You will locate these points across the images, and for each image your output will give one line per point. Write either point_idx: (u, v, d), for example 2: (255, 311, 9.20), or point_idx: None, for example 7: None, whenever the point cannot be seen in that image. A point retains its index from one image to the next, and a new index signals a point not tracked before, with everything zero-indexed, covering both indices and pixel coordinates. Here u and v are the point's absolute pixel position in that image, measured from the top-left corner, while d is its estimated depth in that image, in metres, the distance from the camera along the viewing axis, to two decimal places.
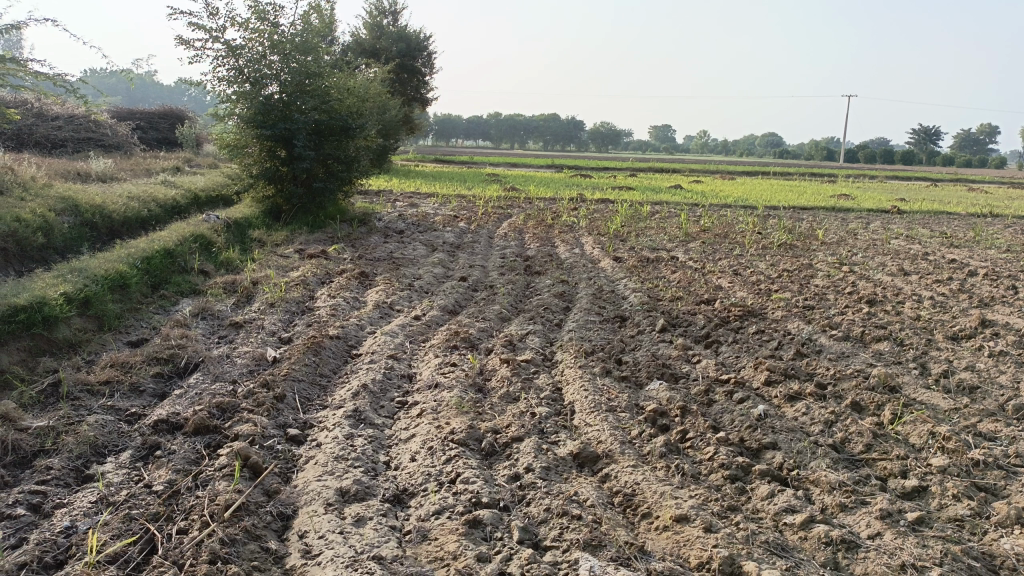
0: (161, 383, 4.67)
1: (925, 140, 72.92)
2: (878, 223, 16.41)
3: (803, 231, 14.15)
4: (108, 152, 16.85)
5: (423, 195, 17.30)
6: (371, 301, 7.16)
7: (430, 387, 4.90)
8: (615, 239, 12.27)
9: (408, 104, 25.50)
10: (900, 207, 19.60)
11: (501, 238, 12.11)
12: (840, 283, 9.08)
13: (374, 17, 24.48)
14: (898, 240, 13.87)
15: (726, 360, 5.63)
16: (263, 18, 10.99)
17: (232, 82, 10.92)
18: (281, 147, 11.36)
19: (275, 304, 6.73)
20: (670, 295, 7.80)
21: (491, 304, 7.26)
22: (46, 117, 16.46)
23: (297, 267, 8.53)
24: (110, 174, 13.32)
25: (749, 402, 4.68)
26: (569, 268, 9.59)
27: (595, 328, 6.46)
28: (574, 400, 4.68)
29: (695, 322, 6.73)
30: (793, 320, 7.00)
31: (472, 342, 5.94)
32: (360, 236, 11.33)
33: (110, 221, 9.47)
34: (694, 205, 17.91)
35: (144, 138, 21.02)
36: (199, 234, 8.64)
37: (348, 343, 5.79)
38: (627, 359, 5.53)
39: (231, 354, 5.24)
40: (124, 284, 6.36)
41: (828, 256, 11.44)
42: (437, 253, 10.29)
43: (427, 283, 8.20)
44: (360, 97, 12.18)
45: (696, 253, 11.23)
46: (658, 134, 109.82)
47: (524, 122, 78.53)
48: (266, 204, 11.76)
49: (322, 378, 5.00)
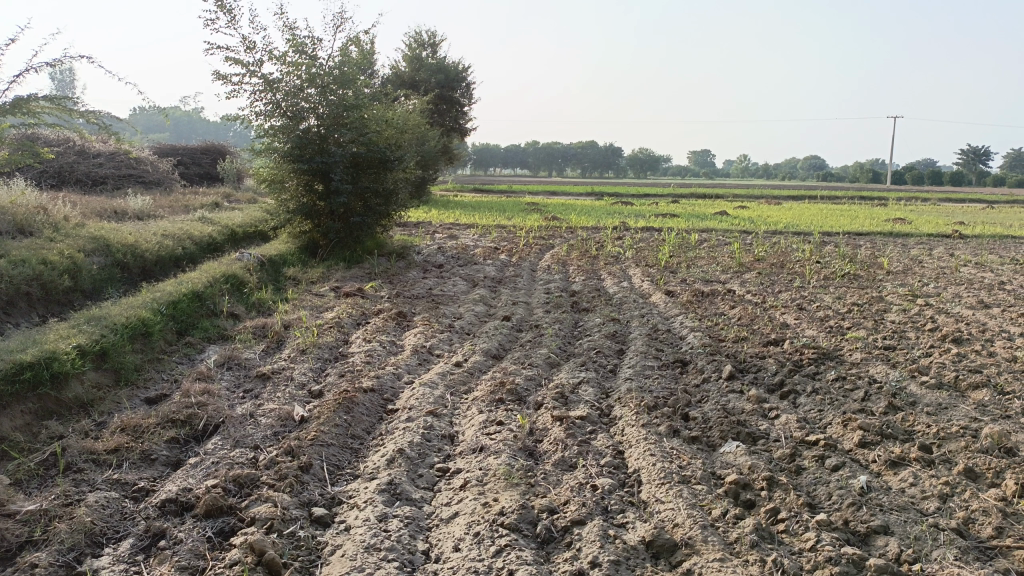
0: (175, 450, 4.19)
1: (975, 160, 70.87)
2: (943, 249, 15.49)
3: (865, 259, 13.34)
4: (148, 188, 16.79)
5: (463, 226, 16.89)
6: (408, 346, 6.64)
7: (475, 451, 4.33)
8: (665, 271, 11.62)
9: (447, 134, 25.29)
10: (962, 231, 18.59)
11: (545, 271, 11.56)
12: (917, 319, 8.33)
13: (413, 49, 24.37)
14: (969, 269, 12.96)
15: (808, 416, 4.97)
16: (301, 51, 10.73)
17: (269, 116, 10.64)
18: (318, 181, 11.02)
19: (307, 351, 6.25)
20: (733, 335, 7.14)
21: (538, 348, 6.68)
22: (87, 154, 16.49)
23: (333, 306, 8.08)
24: (148, 211, 13.15)
25: (844, 471, 4.02)
26: (619, 303, 8.99)
27: (655, 375, 5.85)
28: (641, 468, 4.07)
29: (766, 368, 6.07)
30: (875, 365, 6.30)
31: (520, 394, 5.37)
32: (398, 271, 10.89)
33: (141, 261, 9.17)
34: (744, 232, 17.19)
35: (186, 174, 21.06)
36: (231, 274, 8.26)
37: (383, 397, 5.26)
38: (696, 415, 4.90)
39: (255, 412, 4.74)
40: (146, 332, 5.95)
41: (897, 287, 10.66)
42: (478, 289, 9.78)
43: (468, 323, 7.68)
44: (398, 128, 11.82)
45: (754, 285, 10.54)
46: (697, 160, 109.00)
47: (563, 150, 78.33)
48: (302, 239, 11.41)
49: (355, 441, 4.47)
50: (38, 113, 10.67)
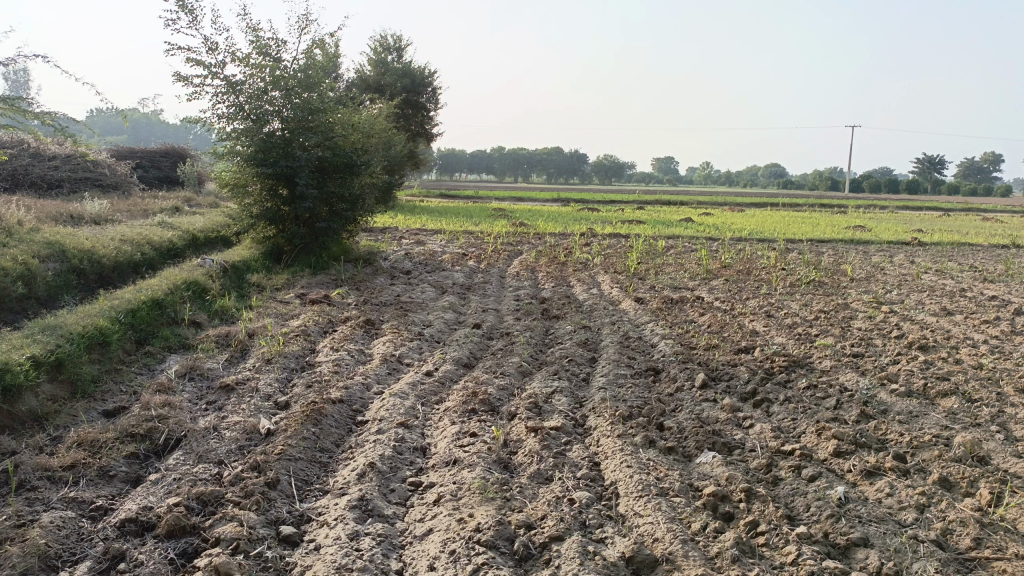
0: (135, 466, 4.02)
1: (930, 169, 72.60)
2: (903, 256, 15.76)
3: (829, 266, 13.50)
4: (106, 191, 16.37)
5: (430, 231, 16.75)
6: (377, 354, 6.51)
7: (448, 464, 4.22)
8: (633, 277, 11.62)
9: (413, 139, 25.12)
10: (920, 239, 18.98)
11: (514, 278, 11.48)
12: (883, 326, 8.42)
13: (379, 53, 24.19)
14: (929, 275, 13.19)
15: (782, 426, 4.96)
16: (265, 53, 10.55)
17: (232, 119, 10.42)
18: (283, 186, 10.81)
19: (272, 360, 6.07)
20: (704, 343, 7.13)
21: (510, 356, 6.60)
22: (42, 157, 16.01)
23: (299, 314, 7.91)
24: (105, 215, 12.79)
25: (821, 482, 4.00)
26: (589, 310, 8.95)
27: (627, 384, 5.80)
28: (618, 480, 3.99)
29: (738, 376, 6.05)
30: (845, 372, 6.32)
31: (493, 404, 5.27)
32: (366, 277, 10.72)
33: (99, 267, 8.89)
34: (710, 239, 17.30)
35: (145, 178, 20.59)
36: (192, 281, 8.04)
37: (353, 408, 5.13)
38: (671, 425, 4.85)
39: (218, 425, 4.57)
40: (105, 342, 5.74)
41: (862, 294, 10.79)
42: (447, 296, 9.67)
43: (438, 331, 7.56)
44: (365, 132, 11.66)
45: (722, 292, 10.59)
46: (661, 166, 110.00)
47: (529, 156, 78.48)
48: (266, 245, 11.18)
49: (323, 455, 4.34)
50: None
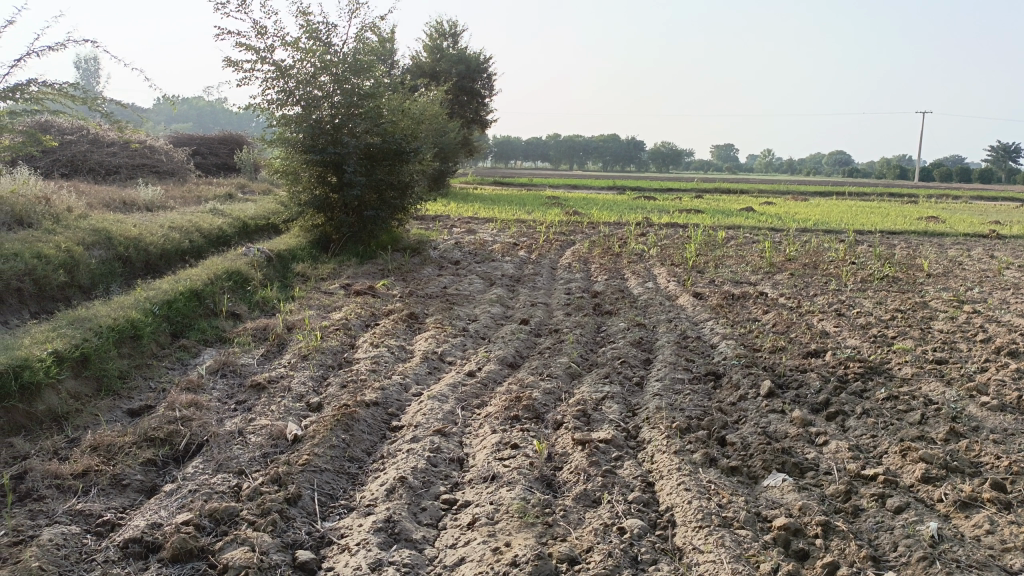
0: (150, 474, 3.76)
1: (1004, 157, 69.15)
2: (982, 250, 14.76)
3: (903, 260, 12.70)
4: (162, 178, 16.45)
5: (481, 220, 16.41)
6: (418, 352, 6.17)
7: (486, 480, 3.84)
8: (692, 271, 11.06)
9: (467, 126, 24.79)
10: (999, 231, 17.83)
11: (566, 269, 11.07)
12: (965, 327, 7.74)
13: (434, 39, 23.90)
14: (1012, 271, 12.29)
15: (860, 444, 4.46)
16: (315, 38, 10.29)
17: (281, 104, 10.23)
18: (332, 173, 10.58)
19: (308, 356, 5.78)
20: (770, 345, 6.59)
21: (558, 356, 6.19)
22: (101, 143, 16.16)
23: (341, 306, 7.64)
24: (158, 202, 12.78)
25: (908, 515, 3.52)
26: (644, 306, 8.48)
27: (685, 391, 5.34)
28: (674, 506, 3.56)
29: (808, 384, 5.53)
30: (928, 382, 5.73)
31: (538, 411, 4.87)
32: (413, 267, 10.43)
33: (145, 254, 8.79)
34: (772, 229, 16.53)
35: (202, 164, 20.73)
36: (234, 270, 7.84)
37: (388, 411, 4.79)
38: (735, 440, 4.39)
39: (243, 428, 4.29)
40: (136, 335, 5.53)
41: (940, 291, 10.05)
42: (495, 288, 9.31)
43: (483, 326, 7.20)
44: (415, 119, 11.34)
45: (786, 287, 9.98)
46: (719, 153, 107.73)
47: (584, 144, 77.55)
48: (314, 233, 10.98)
49: (352, 465, 4.01)
50: (44, 100, 10.26)
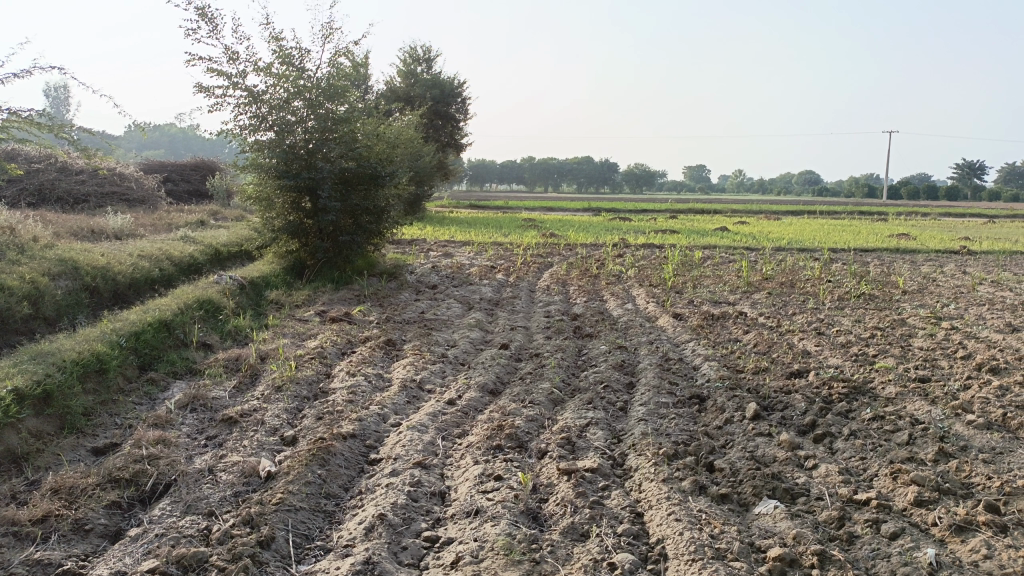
0: (115, 518, 3.57)
1: (969, 174, 70.57)
2: (954, 266, 14.92)
3: (878, 277, 12.77)
4: (132, 206, 16.17)
5: (458, 243, 16.31)
6: (396, 380, 6.01)
7: (469, 515, 3.69)
8: (671, 291, 11.02)
9: (442, 150, 24.76)
10: (969, 247, 18.06)
11: (544, 292, 10.98)
12: (945, 344, 7.74)
13: (408, 64, 23.92)
14: (986, 287, 12.41)
15: (850, 467, 4.38)
16: (288, 63, 10.18)
17: (253, 130, 10.08)
18: (306, 198, 10.43)
19: (283, 387, 5.60)
20: (753, 366, 6.52)
21: (540, 381, 6.06)
22: (69, 171, 15.87)
23: (317, 333, 7.47)
24: (128, 230, 12.53)
25: (904, 541, 3.42)
26: (624, 328, 8.40)
27: (670, 415, 5.23)
28: (665, 538, 3.44)
29: (793, 406, 5.45)
30: (913, 401, 5.68)
31: (521, 439, 4.73)
32: (389, 293, 10.28)
33: (113, 284, 8.56)
34: (748, 249, 16.60)
35: (173, 191, 20.45)
36: (205, 299, 7.64)
37: (366, 444, 4.63)
38: (723, 465, 4.28)
39: (214, 466, 4.11)
40: (102, 369, 5.33)
41: (917, 308, 10.08)
42: (474, 312, 9.18)
43: (463, 352, 7.06)
44: (390, 143, 11.25)
45: (765, 307, 9.96)
46: (692, 174, 108.87)
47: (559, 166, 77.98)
48: (288, 259, 10.80)
49: (329, 502, 3.84)
50: (9, 128, 10.04)
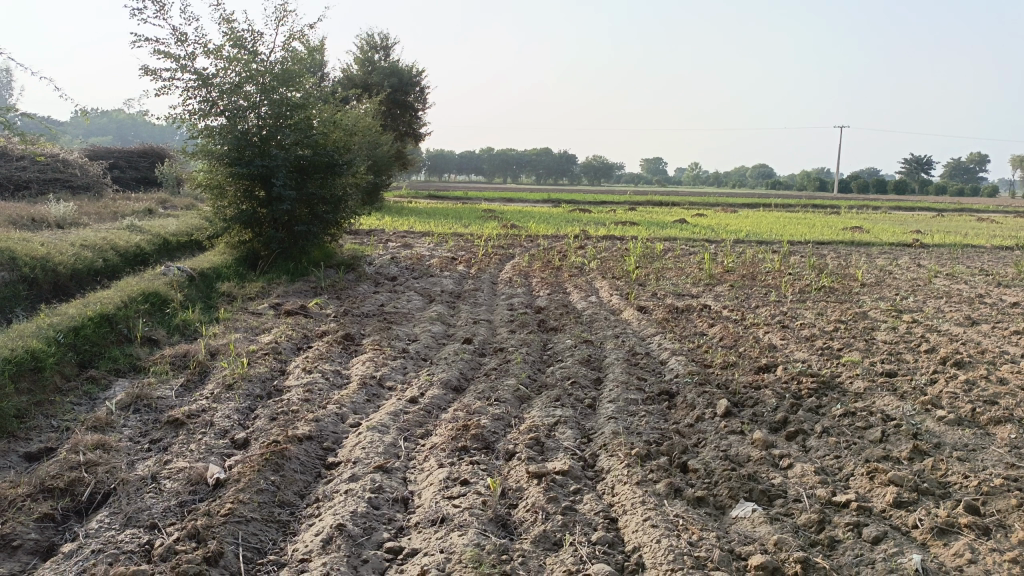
0: (48, 532, 3.27)
1: (917, 169, 72.26)
2: (909, 259, 15.11)
3: (837, 270, 12.85)
4: (76, 194, 15.52)
5: (417, 234, 16.01)
6: (355, 377, 5.75)
7: (435, 523, 3.48)
8: (634, 284, 10.92)
9: (401, 139, 24.35)
10: (922, 240, 18.35)
11: (507, 284, 10.78)
12: (908, 338, 7.74)
13: (365, 52, 23.48)
14: (942, 279, 12.56)
15: (825, 467, 4.27)
16: (240, 46, 9.77)
17: (203, 115, 9.66)
18: (259, 187, 10.04)
19: (234, 386, 5.29)
20: (721, 361, 6.40)
21: (504, 377, 5.86)
22: (9, 157, 15.16)
23: (271, 327, 7.15)
24: (71, 218, 11.98)
25: (888, 546, 3.31)
26: (589, 321, 8.24)
27: (640, 412, 5.07)
28: (642, 546, 3.28)
29: (764, 402, 5.34)
30: (882, 396, 5.62)
31: (487, 440, 4.52)
32: (348, 284, 9.96)
33: (54, 275, 8.12)
34: (708, 241, 16.61)
35: (121, 179, 19.74)
36: (151, 291, 7.26)
37: (323, 446, 4.37)
38: (697, 466, 4.14)
39: (157, 473, 3.82)
40: (37, 367, 4.98)
41: (877, 301, 10.12)
42: (435, 305, 8.93)
43: (424, 347, 6.82)
44: (347, 130, 10.91)
45: (728, 299, 9.91)
46: (649, 166, 109.66)
47: (518, 157, 77.78)
48: (242, 249, 10.40)
49: (284, 511, 3.59)
50: None
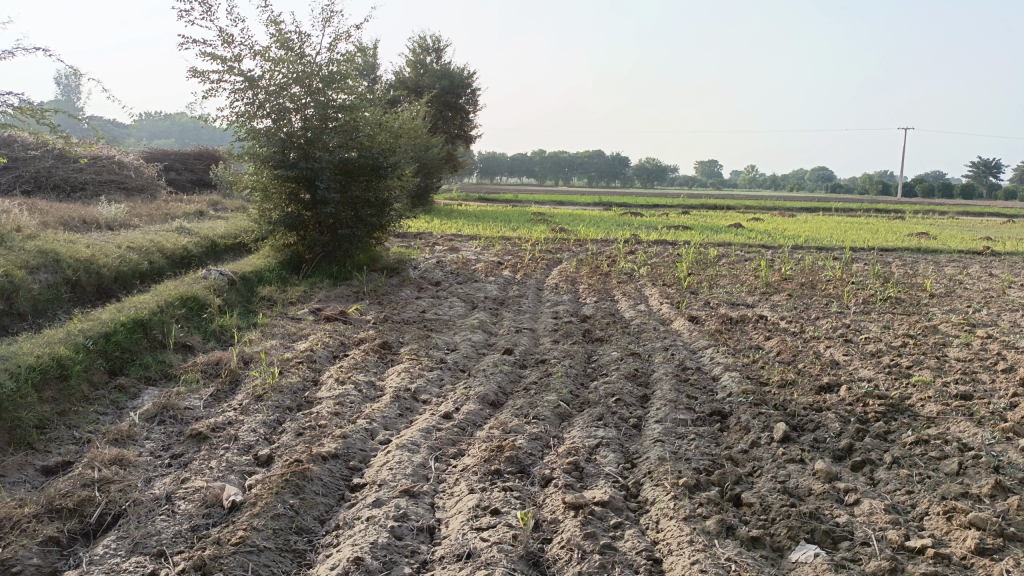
0: (51, 557, 3.09)
1: (985, 172, 69.44)
2: (979, 268, 14.29)
3: (903, 279, 12.19)
4: (130, 195, 15.74)
5: (465, 237, 15.80)
6: (389, 389, 5.50)
7: (460, 559, 3.19)
8: (685, 291, 10.50)
9: (451, 141, 24.23)
10: (993, 247, 17.39)
11: (553, 290, 10.46)
12: (984, 355, 7.16)
13: (417, 54, 23.45)
14: (1017, 290, 11.79)
15: (896, 504, 3.86)
16: (287, 47, 9.67)
17: (248, 117, 9.58)
18: (304, 190, 9.93)
19: (263, 397, 5.10)
20: (778, 378, 5.97)
21: (545, 393, 5.54)
22: (67, 159, 15.45)
23: (308, 334, 6.97)
24: (122, 220, 12.08)
25: None
26: (637, 331, 7.87)
27: (690, 435, 4.71)
28: None
29: (826, 426, 4.92)
30: (958, 421, 5.13)
31: (522, 463, 4.21)
32: (390, 289, 9.76)
33: (98, 277, 8.10)
34: (764, 246, 16.03)
35: (177, 181, 20.02)
36: (190, 295, 7.16)
37: (349, 466, 4.12)
38: (752, 500, 3.76)
39: (172, 493, 3.62)
40: (64, 376, 4.85)
41: (947, 313, 9.50)
42: (477, 312, 8.67)
43: (463, 358, 6.54)
44: (394, 132, 10.71)
45: (786, 310, 9.41)
46: (703, 169, 107.96)
47: (569, 159, 77.27)
48: (286, 252, 10.31)
49: (302, 539, 3.35)
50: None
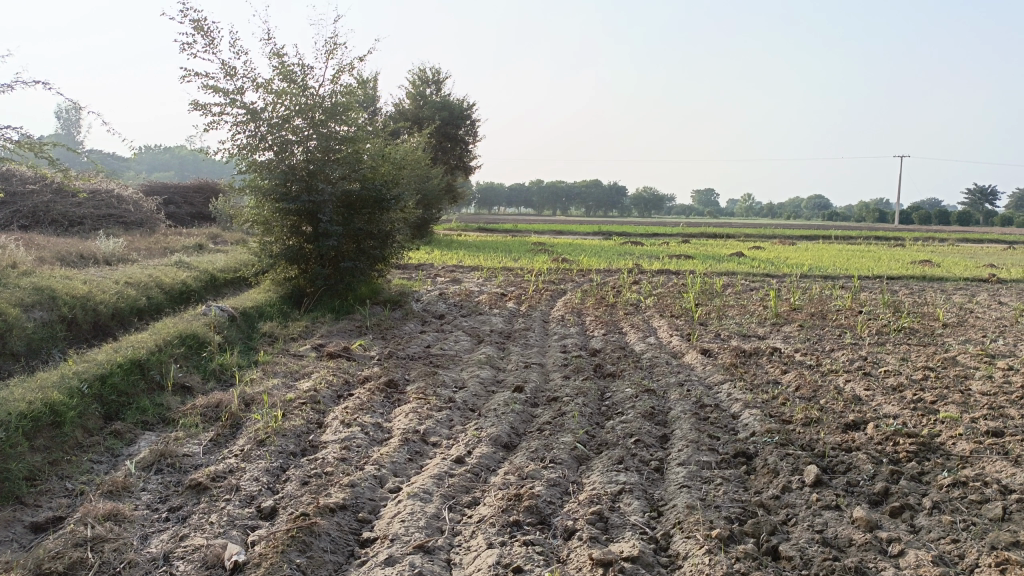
0: None
1: (981, 199, 69.66)
2: (987, 295, 14.12)
3: (914, 308, 11.98)
4: (129, 229, 15.56)
5: (466, 268, 15.61)
6: (397, 431, 5.26)
7: None
8: (694, 323, 10.29)
9: (451, 172, 24.15)
10: (999, 274, 17.23)
11: (559, 322, 10.24)
12: (1008, 388, 6.92)
13: (417, 86, 23.47)
14: None
15: (943, 554, 3.62)
16: (290, 79, 9.55)
17: (250, 150, 9.43)
18: (306, 223, 9.74)
19: (266, 442, 4.86)
20: (801, 416, 5.73)
21: (561, 434, 5.30)
22: (65, 193, 15.29)
23: (311, 372, 6.74)
24: (120, 254, 11.88)
25: None
26: (650, 365, 7.64)
27: (716, 479, 4.46)
28: None
29: (858, 468, 4.69)
30: (994, 460, 4.89)
31: (542, 513, 3.96)
32: (393, 323, 9.54)
33: (94, 314, 7.88)
34: (769, 275, 15.86)
35: (175, 214, 19.86)
36: (189, 333, 6.94)
37: (357, 518, 3.88)
38: (791, 554, 3.53)
39: (170, 552, 3.38)
40: (56, 422, 4.62)
41: (964, 344, 9.29)
42: (484, 347, 8.44)
43: (473, 396, 6.30)
44: (397, 163, 10.56)
45: (799, 341, 9.19)
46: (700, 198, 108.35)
47: (568, 189, 77.46)
48: (287, 286, 10.10)
49: None
50: None
